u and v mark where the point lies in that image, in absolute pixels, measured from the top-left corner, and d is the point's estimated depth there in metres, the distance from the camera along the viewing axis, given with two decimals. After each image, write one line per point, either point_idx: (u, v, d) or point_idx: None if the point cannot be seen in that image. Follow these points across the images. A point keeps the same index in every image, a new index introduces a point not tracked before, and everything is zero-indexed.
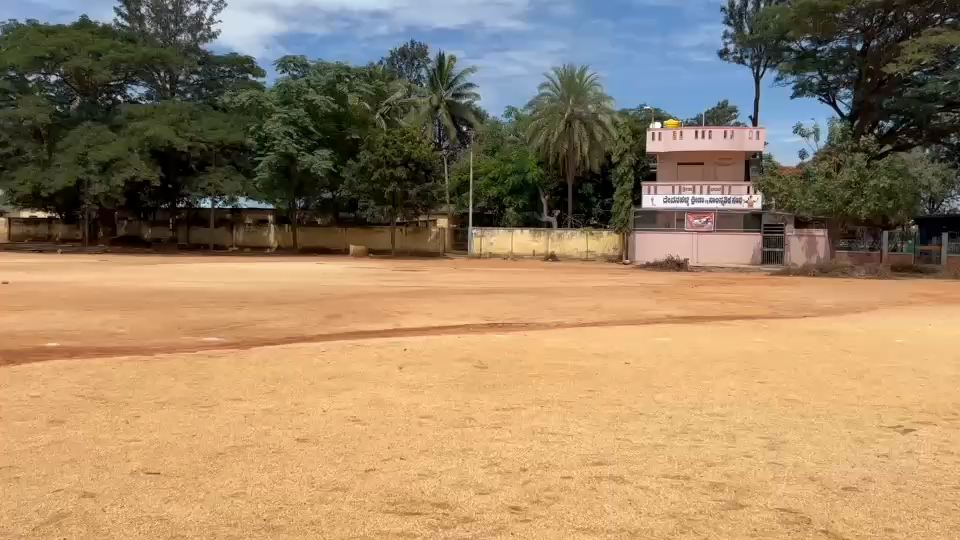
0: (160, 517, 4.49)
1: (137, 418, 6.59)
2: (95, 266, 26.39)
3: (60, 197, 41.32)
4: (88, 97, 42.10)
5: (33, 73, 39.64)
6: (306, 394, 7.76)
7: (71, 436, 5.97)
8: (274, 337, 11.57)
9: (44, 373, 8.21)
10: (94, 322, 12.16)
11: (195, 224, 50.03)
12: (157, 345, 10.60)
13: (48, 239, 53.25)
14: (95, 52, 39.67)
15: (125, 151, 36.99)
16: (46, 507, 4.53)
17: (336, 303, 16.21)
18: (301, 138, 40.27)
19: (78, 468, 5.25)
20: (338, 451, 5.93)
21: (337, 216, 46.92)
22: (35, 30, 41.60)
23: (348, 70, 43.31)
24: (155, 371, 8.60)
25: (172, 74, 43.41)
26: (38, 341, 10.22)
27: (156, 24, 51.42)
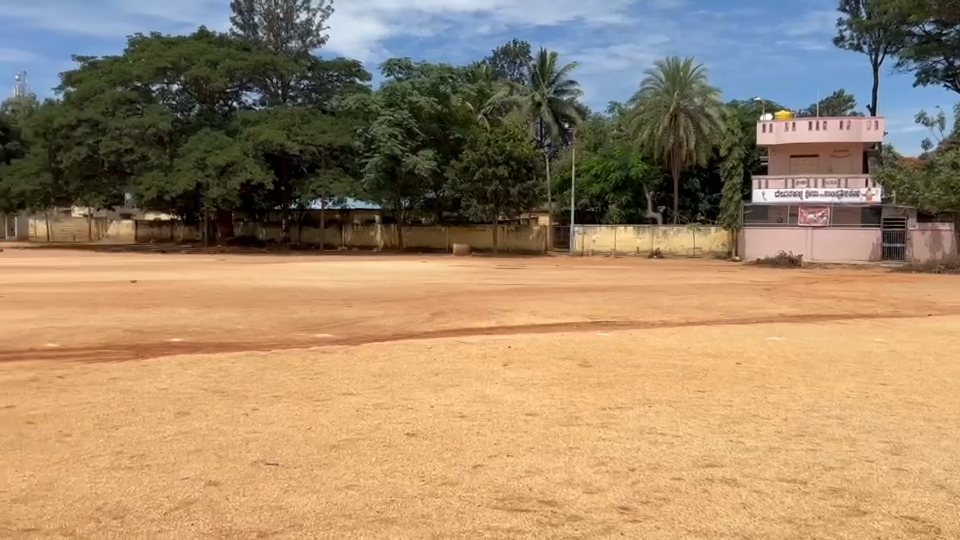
0: (279, 506, 4.68)
1: (256, 410, 6.88)
2: (211, 266, 27.56)
3: (181, 201, 43.41)
4: (208, 104, 44.15)
5: (156, 83, 41.83)
6: (414, 389, 7.91)
7: (196, 427, 6.28)
8: (381, 334, 11.81)
9: (169, 367, 8.64)
10: (212, 320, 12.71)
11: (307, 225, 51.65)
12: (271, 340, 11.01)
13: (171, 240, 56.08)
14: (212, 61, 41.56)
15: (240, 155, 38.54)
16: (175, 494, 4.79)
17: (440, 302, 16.37)
18: (406, 140, 40.97)
19: (203, 457, 5.52)
20: (447, 447, 6.01)
21: (441, 216, 47.10)
22: (158, 43, 43.85)
23: (451, 71, 43.77)
24: (270, 366, 8.94)
25: (283, 81, 44.99)
26: (163, 337, 10.78)
27: (268, 32, 53.46)
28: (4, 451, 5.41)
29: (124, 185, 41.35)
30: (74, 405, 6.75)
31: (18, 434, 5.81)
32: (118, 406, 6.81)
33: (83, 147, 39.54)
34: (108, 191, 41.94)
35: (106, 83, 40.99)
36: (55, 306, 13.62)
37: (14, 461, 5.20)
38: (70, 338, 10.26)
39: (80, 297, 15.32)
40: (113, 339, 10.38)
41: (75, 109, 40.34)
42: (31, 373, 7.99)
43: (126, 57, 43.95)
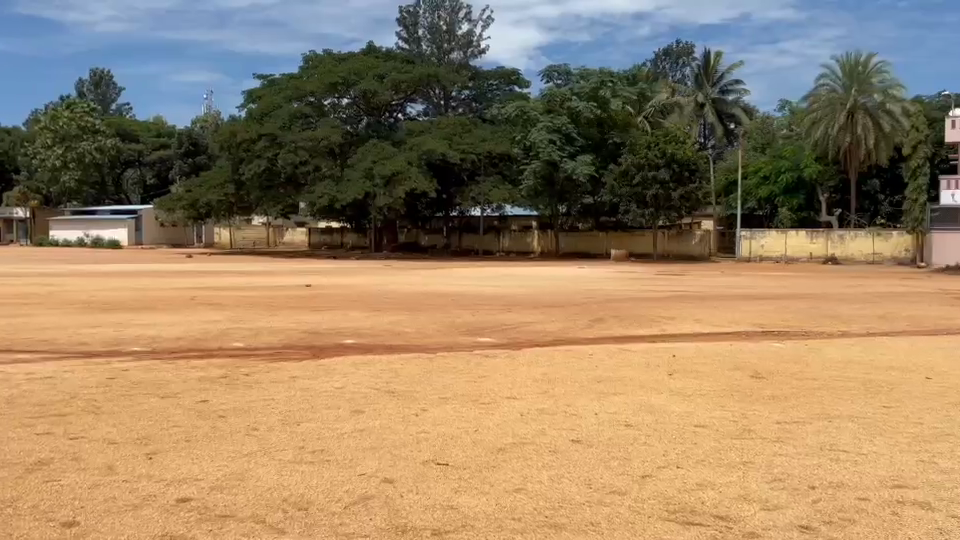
0: (450, 506, 4.78)
1: (425, 411, 7.08)
2: (377, 271, 28.69)
3: (350, 209, 45.39)
4: (374, 116, 46.10)
5: (328, 98, 44.20)
6: (578, 396, 7.88)
7: (370, 425, 6.55)
8: (542, 339, 11.86)
9: (342, 367, 9.05)
10: (380, 323, 13.22)
11: (467, 232, 52.74)
12: (436, 343, 11.31)
13: (341, 246, 58.84)
14: (379, 75, 43.42)
15: (404, 166, 39.79)
16: (353, 489, 5.00)
17: (600, 308, 16.24)
18: (565, 145, 40.91)
19: (378, 455, 5.73)
20: (614, 455, 5.93)
21: (599, 222, 46.57)
22: (330, 60, 46.20)
23: (612, 76, 43.63)
24: (437, 368, 9.17)
25: (445, 92, 46.27)
26: (337, 339, 11.30)
27: (432, 44, 55.10)
28: (200, 441, 5.84)
29: (299, 195, 43.65)
30: (261, 401, 7.22)
31: (212, 426, 6.27)
32: (299, 403, 7.21)
33: (263, 161, 42.03)
34: (284, 201, 44.60)
35: (283, 99, 43.72)
36: (240, 308, 14.60)
37: (210, 451, 5.61)
38: (254, 339, 10.95)
39: (260, 299, 16.40)
40: (293, 340, 11.00)
41: (256, 124, 43.26)
42: (222, 370, 8.59)
43: (301, 74, 46.59)
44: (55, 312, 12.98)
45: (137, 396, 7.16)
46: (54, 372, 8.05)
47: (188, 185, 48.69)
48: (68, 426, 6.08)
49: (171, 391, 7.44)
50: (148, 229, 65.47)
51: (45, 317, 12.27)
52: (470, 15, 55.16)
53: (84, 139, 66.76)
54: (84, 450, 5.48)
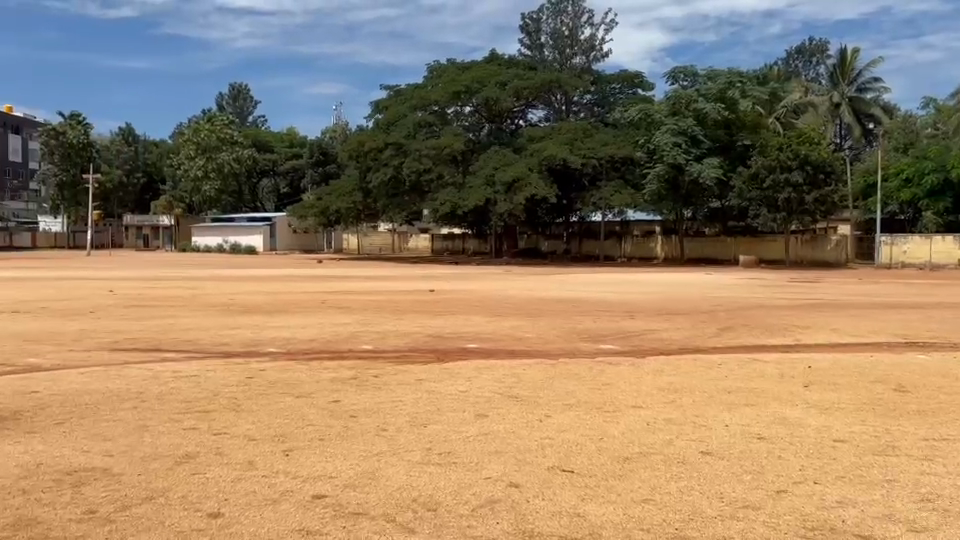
0: (576, 513, 4.75)
1: (549, 417, 7.06)
2: (499, 277, 28.97)
3: (472, 216, 45.97)
4: (496, 123, 46.69)
5: (452, 107, 44.97)
6: (706, 406, 7.67)
7: (494, 429, 6.59)
8: (668, 348, 11.61)
9: (467, 371, 9.16)
10: (502, 328, 13.29)
11: (588, 237, 52.40)
12: (560, 349, 11.27)
13: (462, 252, 59.72)
14: (501, 82, 43.89)
15: (525, 172, 39.86)
16: (480, 492, 5.04)
17: (728, 316, 15.75)
18: (690, 148, 40.01)
19: (503, 459, 5.77)
20: (746, 468, 5.73)
21: (726, 226, 45.24)
22: (454, 68, 47.06)
23: (741, 75, 42.83)
24: (560, 374, 9.13)
25: (567, 97, 46.25)
26: (462, 343, 11.45)
27: (554, 50, 55.14)
28: (332, 440, 6.03)
29: (422, 202, 44.61)
30: (388, 402, 7.40)
31: (344, 426, 6.47)
32: (426, 405, 7.35)
33: (389, 169, 43.40)
34: (408, 208, 45.74)
35: (409, 109, 44.99)
36: (368, 312, 15.06)
37: (342, 449, 5.80)
38: (381, 341, 11.24)
39: (387, 303, 16.83)
40: (419, 343, 11.22)
41: (382, 134, 44.64)
42: (352, 371, 8.88)
43: (426, 84, 47.68)
44: (198, 314, 13.74)
45: (273, 395, 7.49)
46: (198, 371, 8.52)
47: (318, 193, 50.76)
48: (212, 422, 6.42)
49: (305, 391, 7.73)
50: (282, 235, 68.64)
51: (189, 318, 13.02)
52: (593, 19, 54.88)
53: (223, 150, 70.63)
54: (226, 445, 5.78)
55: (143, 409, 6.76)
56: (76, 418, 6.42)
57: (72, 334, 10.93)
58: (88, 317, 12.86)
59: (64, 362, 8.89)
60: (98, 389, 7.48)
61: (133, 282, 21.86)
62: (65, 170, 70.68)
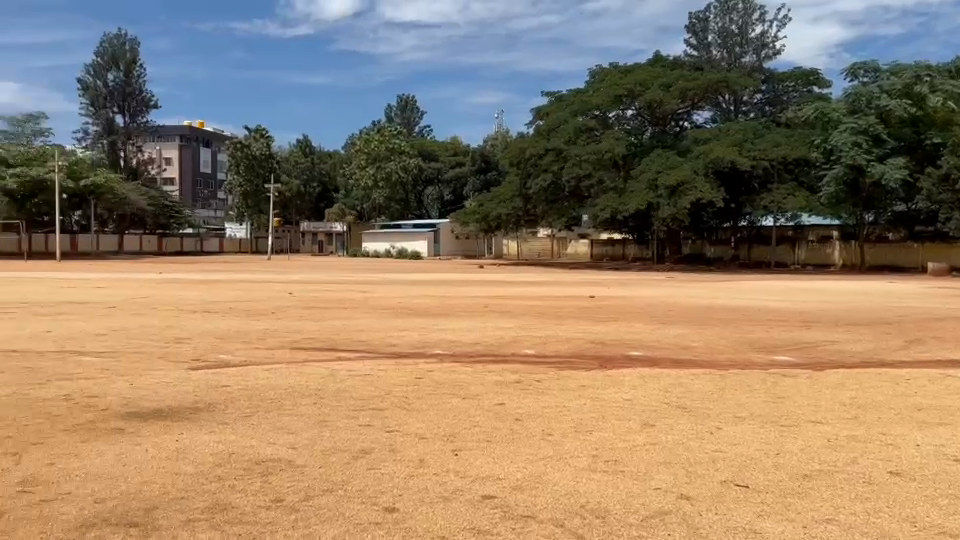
0: (753, 530, 4.56)
1: (720, 429, 6.82)
2: (661, 283, 28.35)
3: (633, 221, 45.21)
4: (660, 126, 45.88)
5: (613, 110, 44.59)
6: (894, 424, 7.14)
7: (662, 439, 6.43)
8: (848, 361, 10.91)
9: (631, 379, 9.00)
10: (667, 336, 12.98)
11: (758, 242, 50.26)
12: (729, 359, 10.84)
13: (623, 258, 59.01)
14: (665, 84, 42.96)
15: (690, 175, 38.68)
16: (650, 502, 4.94)
17: (916, 328, 14.62)
18: (872, 147, 37.49)
19: (672, 470, 5.62)
20: (942, 492, 5.28)
21: (912, 231, 42.05)
22: (616, 72, 46.60)
23: (930, 68, 39.76)
24: (730, 386, 8.79)
25: (735, 97, 44.66)
26: (626, 350, 11.27)
27: (722, 49, 53.44)
28: (499, 442, 6.11)
29: (583, 207, 44.33)
30: (553, 407, 7.40)
31: (510, 429, 6.53)
32: (591, 412, 7.29)
33: (549, 174, 43.43)
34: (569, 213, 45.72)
35: (570, 113, 44.72)
36: (530, 317, 15.13)
37: (509, 452, 5.86)
38: (543, 346, 11.28)
39: (549, 309, 16.87)
40: (581, 349, 11.16)
41: (543, 139, 44.84)
42: (516, 375, 8.95)
43: (587, 88, 47.44)
44: (368, 316, 14.32)
45: (442, 395, 7.69)
46: (371, 370, 8.89)
47: (479, 199, 51.71)
48: (385, 419, 6.67)
49: (472, 393, 7.87)
50: (445, 241, 70.53)
51: (361, 320, 13.59)
52: (765, 15, 52.73)
53: (392, 159, 73.16)
54: (398, 442, 5.97)
55: (322, 405, 7.12)
56: (263, 411, 6.87)
57: (256, 332, 11.69)
58: (270, 317, 13.73)
59: (250, 359, 9.53)
60: (281, 385, 7.97)
61: (310, 285, 23.11)
62: (248, 181, 75.92)
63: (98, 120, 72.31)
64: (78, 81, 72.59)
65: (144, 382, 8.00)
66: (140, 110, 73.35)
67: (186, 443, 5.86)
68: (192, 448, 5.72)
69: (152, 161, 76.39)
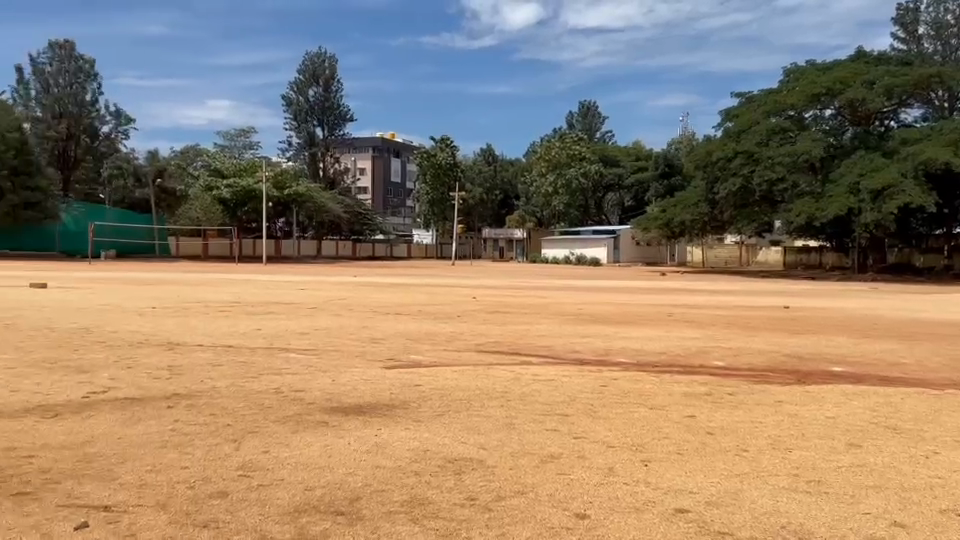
0: None
1: (936, 454, 6.25)
2: (863, 295, 26.50)
3: (831, 227, 42.61)
4: (862, 126, 42.91)
5: (810, 110, 42.31)
6: None
7: (870, 461, 6.00)
8: None
9: (833, 396, 8.46)
10: (872, 351, 12.11)
11: None
12: (945, 379, 9.93)
13: (819, 266, 55.77)
14: (869, 81, 40.26)
15: (897, 179, 35.86)
16: (858, 528, 4.62)
17: None
18: None
19: (883, 495, 5.22)
20: None
21: None
22: (813, 70, 44.23)
23: None
24: (947, 408, 8.04)
25: (951, 93, 41.02)
26: (825, 365, 10.62)
27: (935, 41, 49.49)
28: (691, 455, 5.95)
29: (775, 213, 42.33)
30: (747, 422, 7.10)
31: (702, 442, 6.34)
32: (789, 428, 6.93)
33: (739, 178, 41.97)
34: (760, 219, 43.82)
35: (762, 115, 43.03)
36: (718, 327, 14.62)
37: (702, 466, 5.68)
38: (734, 358, 10.84)
39: (738, 319, 16.22)
40: (775, 363, 10.63)
41: (733, 142, 43.48)
42: (705, 387, 8.69)
43: (781, 88, 45.38)
44: (550, 322, 14.39)
45: (629, 404, 7.59)
46: (555, 375, 8.94)
47: (663, 205, 50.72)
48: (571, 425, 6.67)
49: (659, 403, 7.72)
50: (626, 248, 69.82)
51: (544, 326, 13.69)
52: None
53: (573, 165, 73.37)
54: (587, 449, 5.96)
55: (509, 408, 7.24)
56: (453, 411, 7.07)
57: (445, 334, 12.10)
58: (456, 320, 14.16)
59: (440, 360, 9.86)
60: (470, 386, 8.18)
61: (492, 290, 23.65)
62: (434, 190, 78.77)
63: (301, 134, 77.57)
64: (283, 97, 78.38)
65: (345, 379, 8.49)
66: (338, 123, 77.84)
67: (385, 438, 6.14)
68: (390, 443, 5.99)
69: (346, 171, 80.74)
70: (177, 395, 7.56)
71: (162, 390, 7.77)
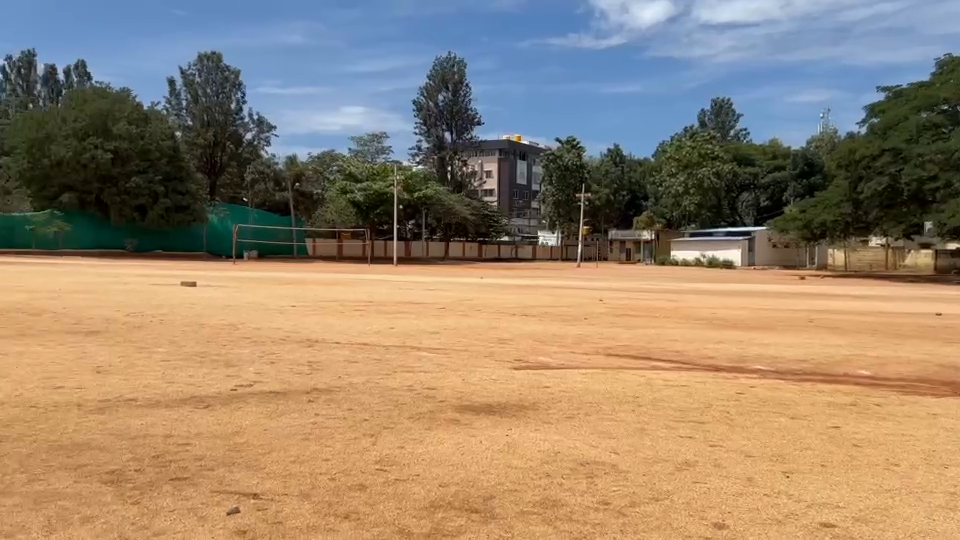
0: None
1: None
2: None
3: None
4: None
5: None
6: None
7: None
8: None
9: None
10: None
11: None
12: None
13: None
14: None
15: None
16: None
17: None
18: None
19: None
20: None
21: None
22: None
23: None
24: None
25: None
26: None
27: None
28: (838, 468, 5.67)
29: (926, 214, 39.65)
30: (897, 435, 6.70)
31: (847, 454, 6.03)
32: (944, 444, 6.48)
33: (885, 177, 39.86)
34: (908, 220, 41.14)
35: (911, 110, 40.74)
36: (862, 334, 13.84)
37: (848, 480, 5.41)
38: (881, 368, 10.25)
39: (885, 326, 15.31)
40: (929, 373, 9.96)
41: (878, 139, 41.30)
42: (850, 397, 8.25)
43: (934, 80, 42.64)
44: (681, 326, 14.05)
45: (766, 413, 7.32)
46: (688, 381, 8.74)
47: (802, 205, 48.72)
48: (707, 433, 6.51)
49: (800, 412, 7.40)
50: (761, 250, 67.37)
51: (675, 330, 13.38)
52: None
53: (704, 165, 71.27)
54: (724, 458, 5.79)
55: (642, 413, 7.13)
56: (583, 414, 7.04)
57: (573, 337, 12.05)
58: (584, 323, 14.06)
59: (568, 362, 9.84)
60: (601, 390, 8.11)
61: (621, 293, 23.33)
62: (560, 191, 78.64)
63: (431, 138, 79.60)
64: (414, 102, 80.26)
65: (476, 378, 8.60)
66: (466, 127, 79.04)
67: (516, 438, 6.18)
68: (521, 444, 6.02)
69: (474, 174, 81.59)
70: (316, 390, 7.89)
71: (303, 385, 8.14)
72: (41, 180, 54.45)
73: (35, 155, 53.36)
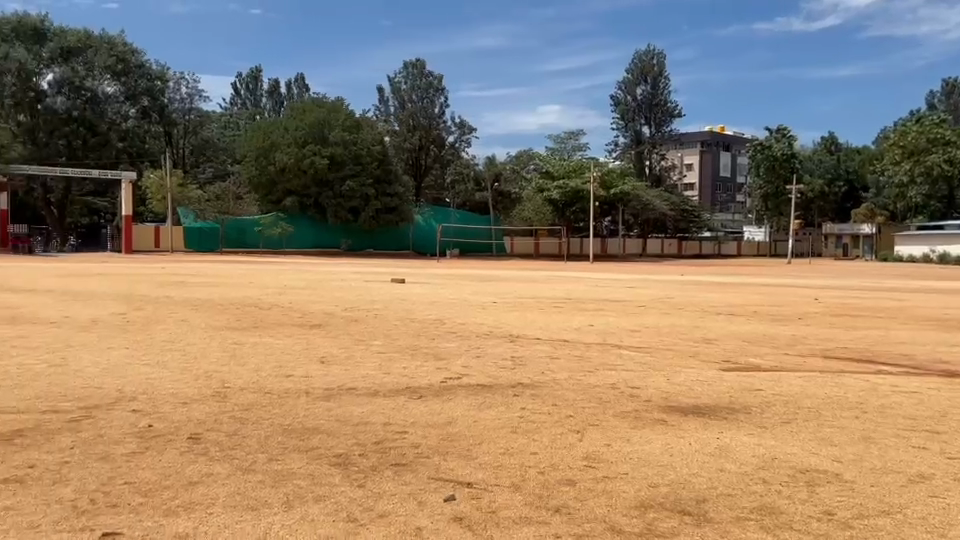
0: None
1: None
2: None
3: None
4: None
5: None
6: None
7: None
8: None
9: None
10: None
11: None
12: None
13: None
14: None
15: None
16: None
17: None
18: None
19: None
20: None
21: None
22: None
23: None
24: None
25: None
26: None
27: None
28: None
29: None
30: None
31: None
32: None
33: None
34: None
35: None
36: None
37: None
38: None
39: None
40: None
41: None
42: None
43: None
44: (907, 327, 12.91)
45: None
46: (919, 388, 8.03)
47: None
48: (944, 445, 5.95)
49: None
50: None
51: (901, 332, 12.31)
52: None
53: (934, 151, 65.12)
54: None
55: (865, 420, 6.65)
56: (800, 419, 6.68)
57: (785, 338, 11.43)
58: (798, 323, 13.29)
59: (782, 364, 9.37)
60: (820, 394, 7.66)
61: (838, 291, 21.83)
62: (769, 182, 75.03)
63: (628, 133, 78.50)
64: (612, 97, 79.70)
65: (682, 378, 8.42)
66: (665, 120, 77.34)
67: (727, 442, 5.99)
68: (734, 448, 5.80)
69: (674, 168, 79.77)
70: (521, 385, 8.05)
71: (508, 379, 8.32)
72: (267, 186, 59.18)
73: (261, 162, 58.29)
